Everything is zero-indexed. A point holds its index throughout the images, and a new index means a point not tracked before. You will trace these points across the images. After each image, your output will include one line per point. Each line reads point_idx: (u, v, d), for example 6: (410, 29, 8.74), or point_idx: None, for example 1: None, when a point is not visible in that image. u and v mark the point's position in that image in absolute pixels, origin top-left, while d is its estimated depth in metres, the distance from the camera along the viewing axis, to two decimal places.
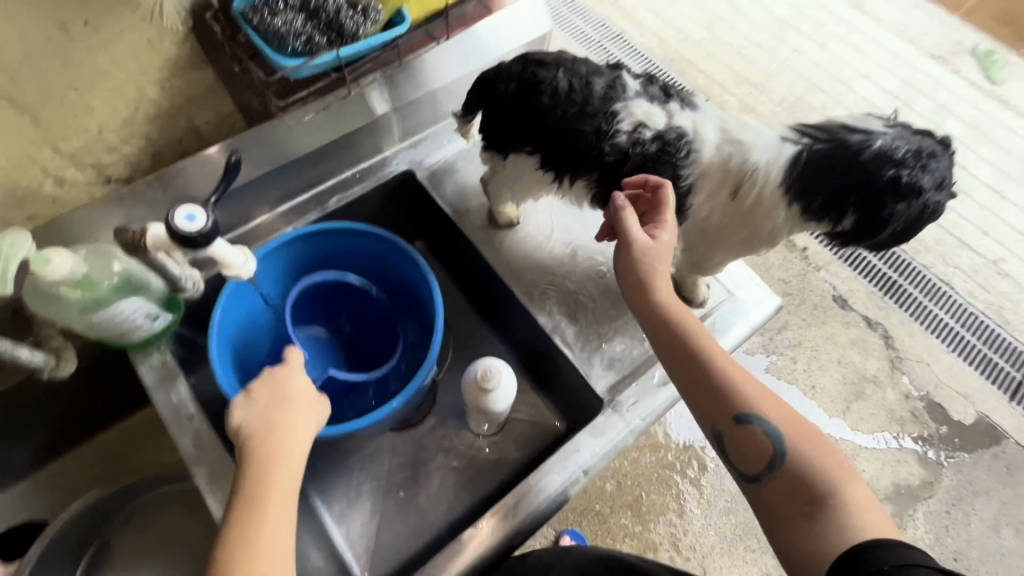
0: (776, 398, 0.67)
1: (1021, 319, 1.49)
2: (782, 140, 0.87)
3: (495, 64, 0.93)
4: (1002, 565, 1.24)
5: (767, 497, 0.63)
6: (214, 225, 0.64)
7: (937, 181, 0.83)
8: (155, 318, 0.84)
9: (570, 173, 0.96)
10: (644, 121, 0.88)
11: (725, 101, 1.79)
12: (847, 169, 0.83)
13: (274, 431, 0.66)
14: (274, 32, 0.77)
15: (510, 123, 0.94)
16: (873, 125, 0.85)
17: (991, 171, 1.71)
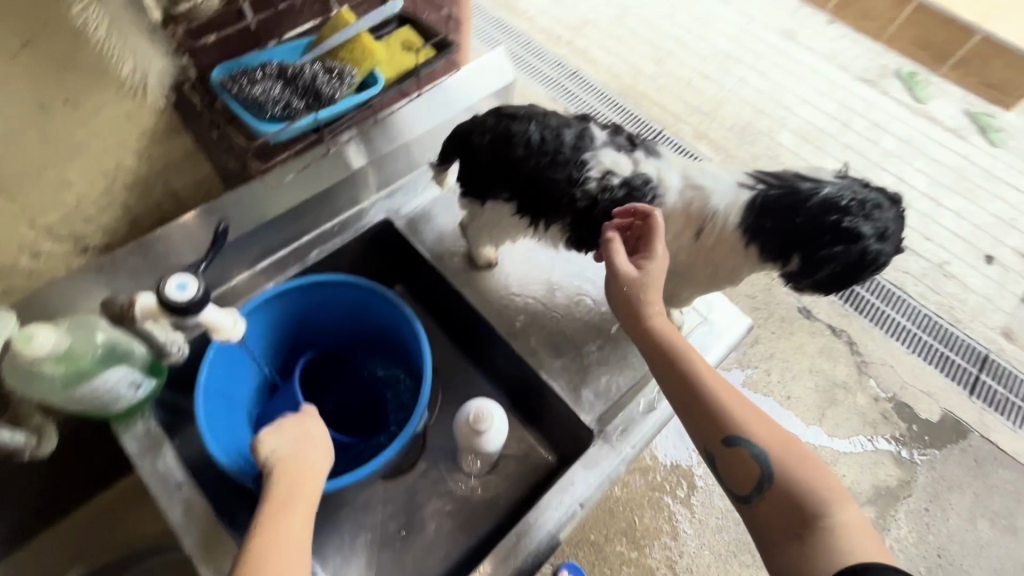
0: (768, 422, 0.70)
1: (970, 317, 1.61)
2: (738, 185, 0.97)
3: (470, 118, 1.00)
4: (982, 556, 1.28)
5: (758, 517, 0.66)
6: (204, 292, 0.65)
7: (878, 233, 0.89)
8: (139, 386, 0.83)
9: (544, 217, 1.04)
10: (612, 169, 0.97)
11: (681, 129, 1.90)
12: (793, 213, 0.91)
13: (297, 459, 0.72)
14: (253, 98, 0.79)
15: (485, 171, 1.01)
16: (824, 176, 0.94)
17: (927, 182, 1.85)
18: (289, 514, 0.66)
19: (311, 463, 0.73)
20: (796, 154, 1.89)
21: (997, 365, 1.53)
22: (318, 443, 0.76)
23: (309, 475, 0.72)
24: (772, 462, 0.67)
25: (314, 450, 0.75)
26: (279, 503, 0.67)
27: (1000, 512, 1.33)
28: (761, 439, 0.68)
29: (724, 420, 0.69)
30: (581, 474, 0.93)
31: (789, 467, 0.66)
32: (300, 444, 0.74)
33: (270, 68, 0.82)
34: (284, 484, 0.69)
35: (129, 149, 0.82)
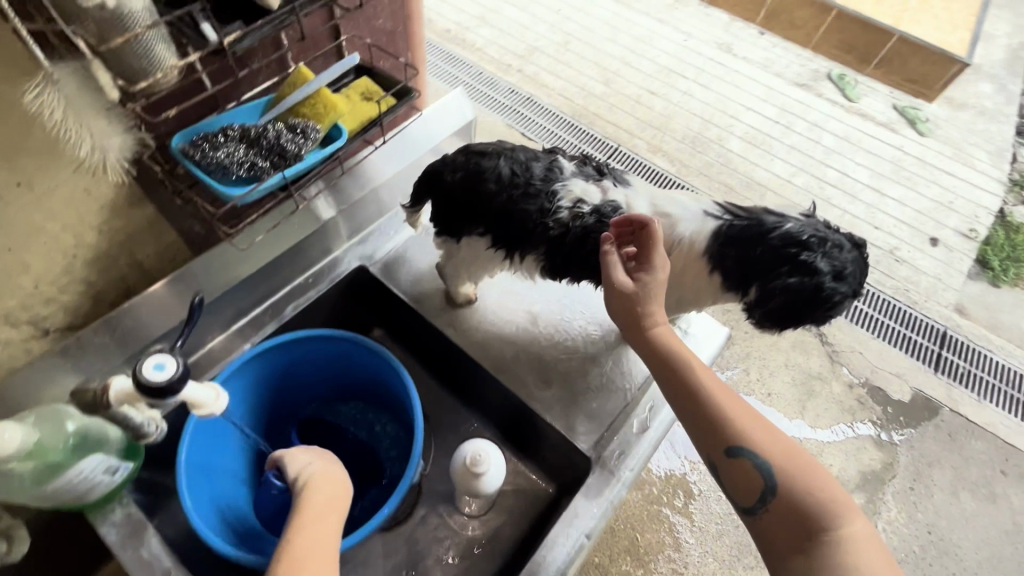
0: (773, 432, 0.69)
1: (925, 298, 1.68)
2: (705, 215, 0.99)
3: (442, 157, 1.01)
4: (970, 527, 1.33)
5: (764, 532, 0.65)
6: (184, 369, 0.62)
7: (834, 270, 0.94)
8: (116, 470, 0.78)
9: (518, 248, 1.04)
10: (582, 198, 0.99)
11: (636, 145, 1.97)
12: (757, 242, 0.95)
13: (327, 476, 0.71)
14: (216, 162, 0.78)
15: (459, 207, 1.02)
16: (788, 215, 0.99)
17: (869, 174, 1.96)
18: (323, 523, 0.64)
19: (340, 481, 0.71)
20: (746, 158, 1.97)
21: (956, 341, 1.60)
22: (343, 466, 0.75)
23: (341, 490, 0.70)
24: (777, 475, 0.65)
25: (340, 471, 0.74)
26: (313, 512, 0.65)
27: (979, 482, 1.39)
28: (766, 451, 0.67)
29: (728, 431, 0.68)
30: (585, 505, 0.93)
31: (795, 480, 0.65)
32: (327, 464, 0.73)
33: (232, 131, 0.81)
34: (318, 497, 0.67)
35: (88, 224, 0.79)
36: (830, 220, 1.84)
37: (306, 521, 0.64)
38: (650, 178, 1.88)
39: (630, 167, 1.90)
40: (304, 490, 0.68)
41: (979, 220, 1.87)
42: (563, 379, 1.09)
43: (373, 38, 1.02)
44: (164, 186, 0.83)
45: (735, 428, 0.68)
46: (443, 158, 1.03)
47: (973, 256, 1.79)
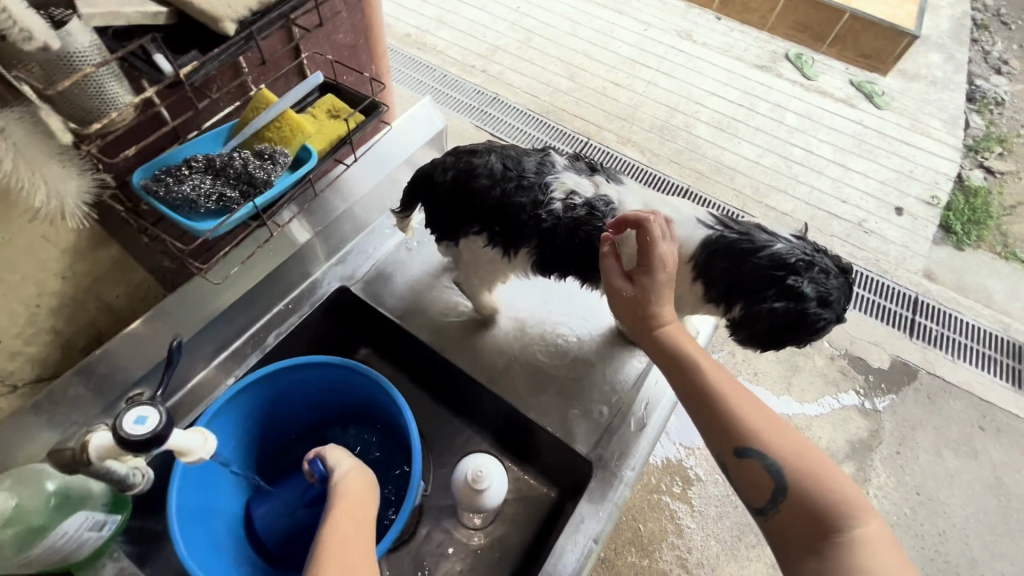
0: (786, 432, 0.69)
1: (896, 266, 1.73)
2: (699, 224, 0.98)
3: (432, 159, 1.01)
4: (955, 485, 1.37)
5: (778, 532, 0.66)
6: (167, 418, 0.59)
7: (820, 297, 0.94)
8: (104, 525, 0.74)
9: (513, 244, 1.00)
10: (575, 190, 0.96)
11: (605, 137, 1.98)
12: (745, 259, 0.95)
13: (355, 473, 0.71)
14: (182, 197, 0.75)
15: (450, 202, 0.99)
16: (780, 233, 0.99)
17: (833, 150, 2.00)
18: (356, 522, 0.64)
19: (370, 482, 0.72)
20: (714, 142, 2.00)
21: (928, 305, 1.64)
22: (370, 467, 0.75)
23: (370, 487, 0.71)
24: (790, 476, 0.66)
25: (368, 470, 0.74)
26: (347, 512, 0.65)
27: (960, 440, 1.43)
28: (778, 452, 0.67)
29: (740, 432, 0.69)
30: (591, 509, 0.93)
31: (807, 481, 0.65)
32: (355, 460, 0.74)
33: (196, 162, 0.78)
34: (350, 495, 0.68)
35: (50, 271, 0.76)
36: (799, 197, 1.88)
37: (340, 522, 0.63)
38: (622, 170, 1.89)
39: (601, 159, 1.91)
40: (337, 488, 0.68)
41: (939, 187, 1.93)
42: (557, 383, 1.10)
43: (334, 53, 1.00)
44: (129, 225, 0.80)
45: (746, 429, 0.69)
46: (433, 161, 1.02)
47: (936, 222, 1.84)
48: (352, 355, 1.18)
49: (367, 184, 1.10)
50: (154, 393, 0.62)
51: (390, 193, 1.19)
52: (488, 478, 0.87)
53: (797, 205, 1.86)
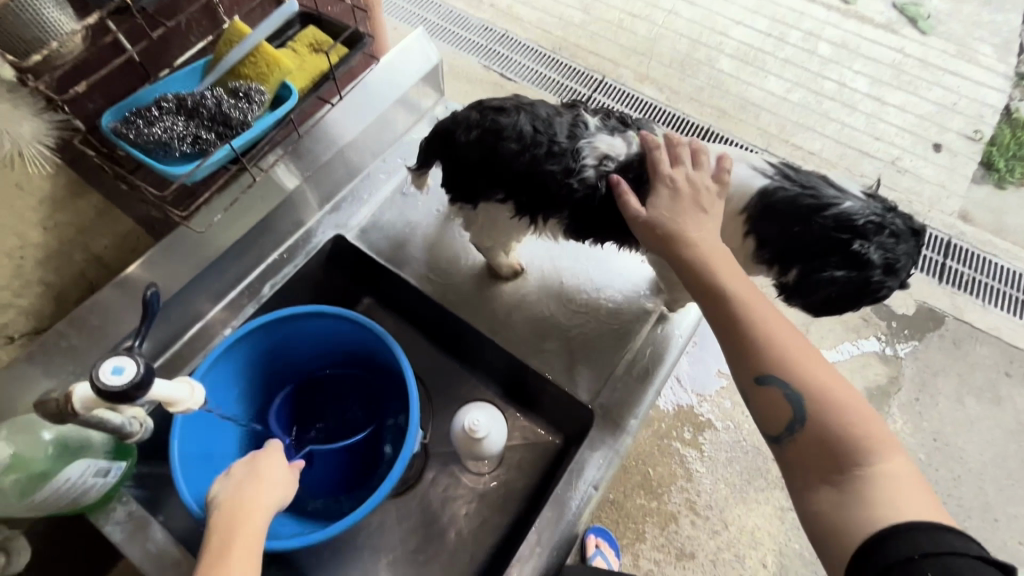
0: (816, 365, 0.67)
1: (929, 208, 1.62)
2: (754, 170, 0.91)
3: (454, 114, 0.92)
4: (975, 431, 1.33)
5: (792, 462, 0.65)
6: (147, 368, 0.58)
7: (887, 265, 0.88)
8: (107, 472, 0.76)
9: (543, 213, 0.96)
10: (608, 153, 0.89)
11: (621, 74, 1.84)
12: (808, 221, 0.88)
13: (219, 527, 0.61)
14: (154, 140, 0.71)
15: (477, 170, 0.93)
16: (850, 188, 0.91)
17: (869, 82, 1.84)
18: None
19: (239, 537, 0.60)
20: (738, 77, 1.85)
21: (961, 248, 1.55)
22: (258, 506, 0.63)
23: (230, 548, 0.58)
24: (811, 408, 0.64)
25: (244, 513, 0.62)
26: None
27: (983, 386, 1.38)
28: (803, 384, 0.65)
29: (765, 361, 0.67)
30: (590, 455, 0.93)
31: (829, 415, 0.63)
32: (228, 506, 0.63)
33: (166, 102, 0.74)
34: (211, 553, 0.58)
35: (29, 222, 0.73)
36: (829, 135, 1.75)
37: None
38: (636, 109, 1.78)
39: (616, 99, 1.79)
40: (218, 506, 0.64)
41: (985, 120, 1.77)
42: (560, 331, 1.06)
43: None
44: (105, 172, 0.77)
45: (772, 359, 0.66)
46: (453, 114, 0.94)
47: (977, 159, 1.70)
48: (355, 304, 1.16)
49: (357, 127, 1.04)
50: (134, 344, 0.62)
51: (381, 136, 1.13)
52: (485, 428, 0.86)
53: (826, 143, 1.73)
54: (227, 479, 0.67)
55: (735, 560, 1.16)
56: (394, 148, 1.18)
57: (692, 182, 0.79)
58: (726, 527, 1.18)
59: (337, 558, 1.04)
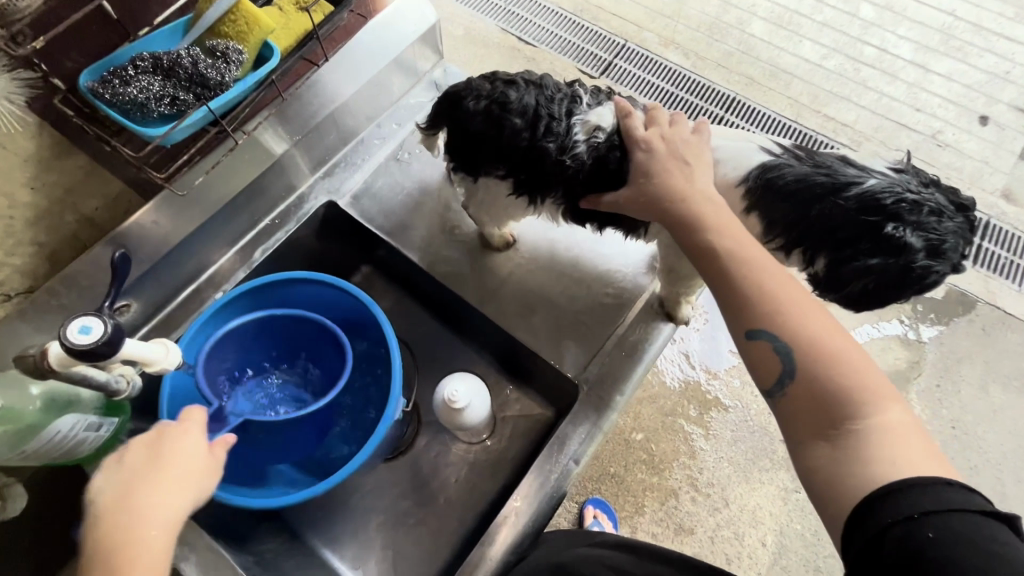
0: (810, 313, 0.60)
1: (969, 185, 1.51)
2: (761, 149, 0.87)
3: (466, 80, 0.88)
4: (998, 420, 1.27)
5: (785, 419, 0.60)
6: (115, 329, 0.60)
7: (931, 246, 0.80)
8: (99, 427, 0.79)
9: (541, 192, 0.90)
10: (599, 125, 0.84)
11: (644, 38, 1.74)
12: (830, 207, 0.82)
13: (105, 551, 0.52)
14: (130, 100, 0.70)
15: (476, 144, 0.89)
16: (875, 167, 0.84)
17: (913, 48, 1.70)
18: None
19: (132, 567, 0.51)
20: (770, 43, 1.73)
21: (999, 229, 1.45)
22: (159, 522, 0.54)
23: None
24: (802, 361, 0.58)
25: (139, 534, 0.53)
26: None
27: (1012, 375, 1.31)
28: (795, 335, 0.59)
29: (754, 313, 0.61)
30: (572, 429, 0.92)
31: (821, 367, 0.57)
32: (114, 525, 0.53)
33: (143, 61, 0.72)
34: None
35: (17, 181, 0.74)
36: (866, 105, 1.63)
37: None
38: (658, 75, 1.68)
39: (638, 65, 1.70)
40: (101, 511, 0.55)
41: None
42: (550, 305, 1.05)
43: None
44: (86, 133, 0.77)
45: (762, 309, 0.61)
46: (466, 81, 0.89)
47: None
48: (353, 272, 1.15)
49: (346, 92, 1.01)
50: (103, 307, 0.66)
51: (376, 100, 1.11)
52: (465, 401, 0.86)
53: (861, 114, 1.62)
54: (114, 479, 0.57)
55: (735, 538, 1.15)
56: (387, 113, 1.15)
57: (668, 139, 0.76)
58: (726, 505, 1.17)
59: (330, 518, 1.07)
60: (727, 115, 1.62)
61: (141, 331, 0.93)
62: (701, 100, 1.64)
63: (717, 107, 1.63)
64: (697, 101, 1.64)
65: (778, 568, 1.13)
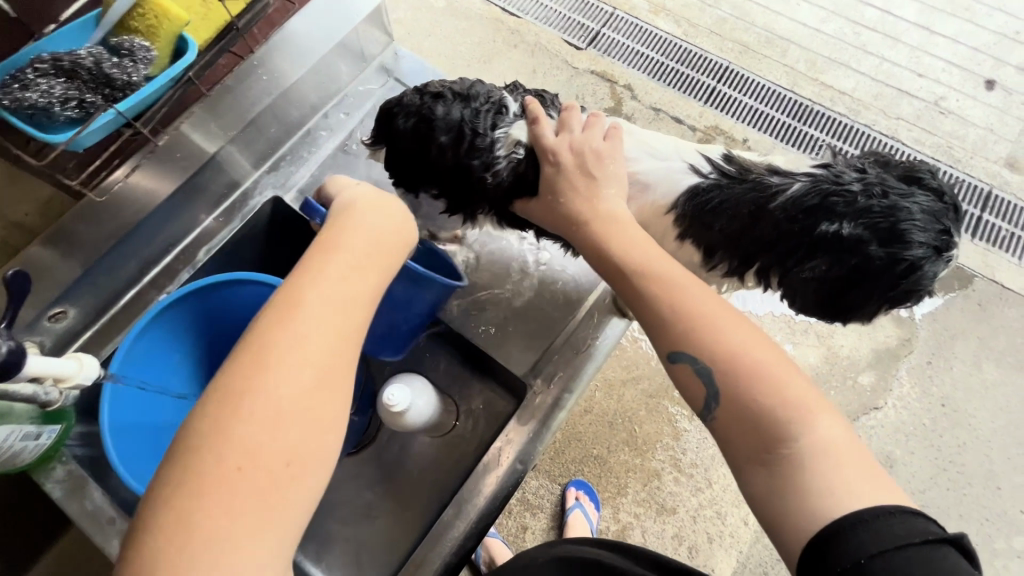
0: (726, 327, 0.59)
1: (972, 155, 1.43)
2: (689, 170, 0.84)
3: (398, 94, 0.88)
4: (990, 397, 1.24)
5: (724, 443, 0.58)
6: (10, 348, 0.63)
7: (882, 231, 0.77)
8: (39, 435, 0.78)
9: (471, 209, 0.93)
10: (519, 141, 0.82)
11: (634, 5, 1.62)
12: (762, 220, 0.82)
13: (364, 227, 0.59)
14: (32, 106, 0.67)
15: (408, 162, 0.90)
16: (799, 168, 0.83)
17: (918, 7, 1.56)
18: (339, 288, 0.52)
19: (383, 247, 0.58)
20: (766, 6, 1.59)
21: (1001, 200, 1.38)
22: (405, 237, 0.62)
23: (378, 259, 0.57)
24: (722, 380, 0.57)
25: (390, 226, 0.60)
26: (325, 275, 0.52)
27: (1005, 350, 1.27)
28: (712, 355, 0.58)
29: (673, 335, 0.61)
30: (518, 428, 0.92)
31: (741, 385, 0.56)
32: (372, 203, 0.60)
33: (42, 63, 0.69)
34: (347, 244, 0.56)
35: None
36: (865, 71, 1.52)
37: (311, 285, 0.51)
38: (648, 45, 1.58)
39: (628, 35, 1.59)
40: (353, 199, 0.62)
41: None
42: (500, 301, 1.07)
43: None
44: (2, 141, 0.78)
45: (678, 329, 0.60)
46: (399, 94, 0.89)
47: None
48: None
49: (275, 91, 0.97)
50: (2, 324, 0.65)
51: (319, 87, 1.06)
52: (404, 404, 0.84)
53: (861, 81, 1.51)
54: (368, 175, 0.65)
55: (717, 517, 1.14)
56: (334, 101, 1.11)
57: (577, 149, 0.76)
58: (709, 486, 1.16)
59: None
60: (721, 86, 1.53)
61: (83, 335, 0.91)
62: (693, 70, 1.55)
63: (709, 77, 1.54)
64: (689, 72, 1.54)
65: (759, 546, 1.13)
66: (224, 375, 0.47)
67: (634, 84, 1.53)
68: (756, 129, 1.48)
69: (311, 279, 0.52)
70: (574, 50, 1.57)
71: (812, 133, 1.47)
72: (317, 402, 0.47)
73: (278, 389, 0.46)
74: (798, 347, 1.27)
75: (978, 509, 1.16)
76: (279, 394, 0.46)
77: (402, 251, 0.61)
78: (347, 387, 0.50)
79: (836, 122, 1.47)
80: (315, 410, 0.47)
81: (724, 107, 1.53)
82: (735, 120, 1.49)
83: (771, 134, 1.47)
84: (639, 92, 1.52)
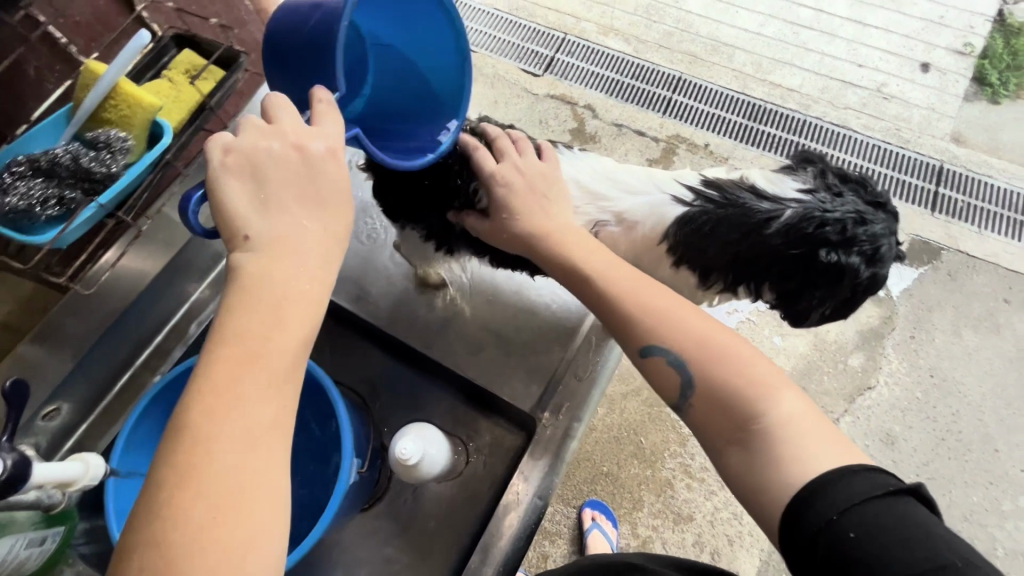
0: (688, 317, 0.64)
1: (919, 134, 1.50)
2: (673, 201, 0.88)
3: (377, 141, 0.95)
4: (973, 363, 1.28)
5: (698, 428, 0.61)
6: (16, 461, 0.62)
7: (867, 255, 0.85)
8: (43, 540, 0.75)
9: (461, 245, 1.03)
10: None
11: (583, 30, 1.68)
12: (755, 245, 0.86)
13: (259, 293, 0.48)
14: (13, 210, 0.68)
15: (405, 199, 0.98)
16: (785, 188, 0.86)
17: (848, 3, 1.66)
18: (236, 401, 0.45)
19: (289, 311, 0.49)
20: (708, 17, 1.67)
21: (953, 173, 1.46)
22: (312, 291, 0.50)
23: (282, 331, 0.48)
24: (693, 368, 0.61)
25: (292, 284, 0.49)
26: (214, 384, 0.46)
27: (980, 317, 1.32)
28: (682, 344, 0.62)
29: (641, 332, 0.64)
30: (532, 464, 0.93)
31: (712, 370, 0.60)
32: (268, 265, 0.49)
33: (19, 165, 0.70)
34: (235, 328, 0.47)
35: None
36: (809, 68, 1.59)
37: (205, 405, 0.45)
38: (603, 65, 1.64)
39: (581, 58, 1.65)
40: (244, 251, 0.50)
41: (975, 30, 1.60)
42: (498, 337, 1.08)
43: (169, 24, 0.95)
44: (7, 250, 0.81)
45: (644, 327, 0.64)
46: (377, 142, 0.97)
47: (970, 74, 1.57)
48: None
49: None
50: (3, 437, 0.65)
51: None
52: (417, 455, 0.83)
53: (808, 77, 1.59)
54: (260, 214, 0.51)
55: (734, 518, 1.15)
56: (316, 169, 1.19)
57: (522, 170, 0.78)
58: (720, 487, 1.17)
59: None
60: (675, 95, 1.59)
61: (79, 429, 0.90)
62: (646, 84, 1.61)
63: (664, 89, 1.60)
64: (644, 86, 1.60)
65: None
66: (133, 530, 0.43)
67: (594, 104, 1.58)
68: (716, 133, 1.54)
69: (205, 394, 0.45)
70: (531, 77, 1.62)
71: (768, 130, 1.54)
72: (223, 532, 0.42)
73: (179, 532, 0.41)
74: (786, 338, 1.30)
75: (980, 474, 1.19)
76: (178, 535, 0.41)
77: (316, 306, 0.50)
78: (264, 496, 0.44)
79: (789, 117, 1.54)
80: (225, 542, 0.42)
81: (683, 115, 1.58)
82: (694, 127, 1.55)
83: (730, 136, 1.53)
84: (600, 111, 1.57)
